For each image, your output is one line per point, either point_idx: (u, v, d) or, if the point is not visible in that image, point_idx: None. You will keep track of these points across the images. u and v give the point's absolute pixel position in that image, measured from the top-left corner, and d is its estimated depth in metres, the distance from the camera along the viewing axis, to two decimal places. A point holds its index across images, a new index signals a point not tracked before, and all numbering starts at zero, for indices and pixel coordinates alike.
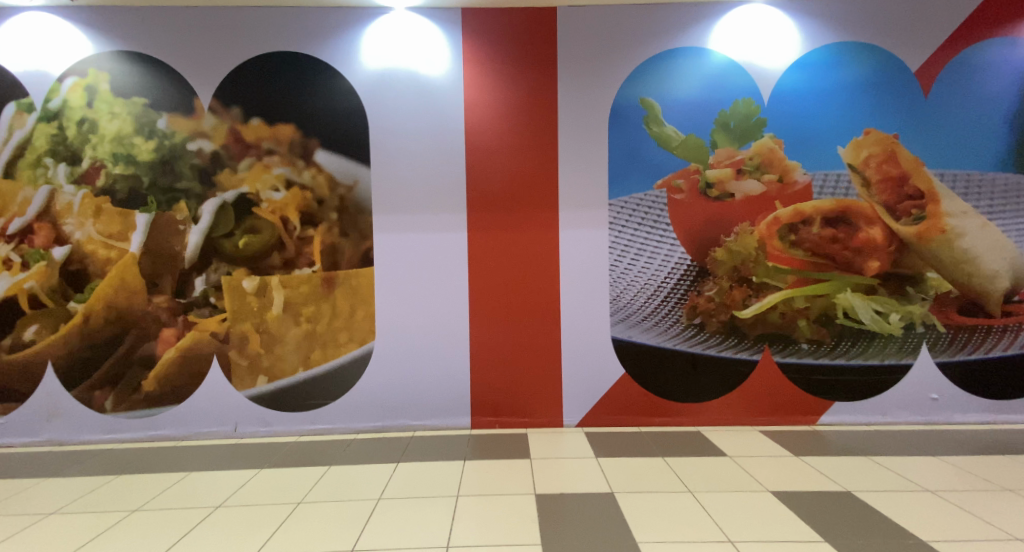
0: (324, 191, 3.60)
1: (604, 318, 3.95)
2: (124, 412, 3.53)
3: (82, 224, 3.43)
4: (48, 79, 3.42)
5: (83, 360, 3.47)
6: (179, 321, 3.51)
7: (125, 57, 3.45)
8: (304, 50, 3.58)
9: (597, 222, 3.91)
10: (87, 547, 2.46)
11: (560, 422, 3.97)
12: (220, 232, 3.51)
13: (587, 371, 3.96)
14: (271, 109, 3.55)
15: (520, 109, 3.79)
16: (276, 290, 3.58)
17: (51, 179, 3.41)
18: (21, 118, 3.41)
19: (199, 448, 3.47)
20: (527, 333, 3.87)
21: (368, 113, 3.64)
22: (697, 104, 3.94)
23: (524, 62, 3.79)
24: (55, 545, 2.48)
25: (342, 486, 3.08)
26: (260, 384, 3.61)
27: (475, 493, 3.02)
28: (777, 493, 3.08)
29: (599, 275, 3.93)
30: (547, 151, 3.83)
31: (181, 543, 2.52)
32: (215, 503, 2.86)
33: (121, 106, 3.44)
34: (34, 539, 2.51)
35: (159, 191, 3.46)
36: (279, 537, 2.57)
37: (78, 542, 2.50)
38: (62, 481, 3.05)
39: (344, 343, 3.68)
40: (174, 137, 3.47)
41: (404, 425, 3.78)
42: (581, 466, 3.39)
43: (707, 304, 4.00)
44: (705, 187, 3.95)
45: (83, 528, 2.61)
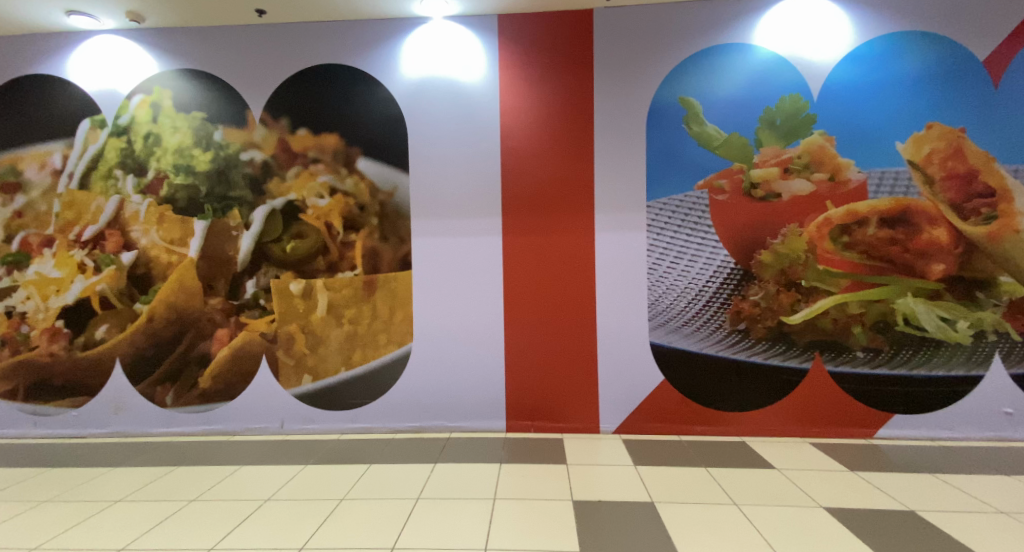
0: (365, 197, 3.73)
1: (643, 323, 3.88)
2: (182, 407, 3.75)
3: (147, 230, 3.68)
4: (118, 97, 3.69)
5: (147, 358, 3.72)
6: (231, 322, 3.71)
7: (186, 75, 3.69)
8: (347, 62, 3.72)
9: (635, 225, 3.86)
10: (149, 535, 2.63)
11: (597, 427, 3.92)
12: (270, 238, 3.69)
13: (625, 376, 3.90)
14: (316, 120, 3.72)
15: (557, 113, 3.80)
16: (321, 293, 3.73)
17: (120, 189, 3.68)
18: (94, 133, 3.69)
19: (249, 443, 3.65)
20: (564, 338, 3.86)
21: (408, 121, 3.74)
22: (740, 103, 3.83)
23: (561, 66, 3.80)
24: (122, 531, 2.67)
25: (382, 484, 3.16)
26: (305, 383, 3.76)
27: (512, 496, 3.03)
28: (830, 509, 2.92)
29: (638, 278, 3.87)
30: (584, 154, 3.82)
31: (234, 534, 2.65)
32: (264, 497, 3.00)
33: (182, 120, 3.69)
34: (104, 525, 2.71)
35: (214, 199, 3.68)
36: (323, 533, 2.67)
37: (141, 529, 2.68)
38: (127, 470, 3.27)
39: (384, 344, 3.78)
40: (228, 148, 3.69)
41: (440, 426, 3.83)
42: (619, 473, 3.34)
43: (752, 309, 3.86)
44: (749, 187, 3.83)
45: (147, 516, 2.80)
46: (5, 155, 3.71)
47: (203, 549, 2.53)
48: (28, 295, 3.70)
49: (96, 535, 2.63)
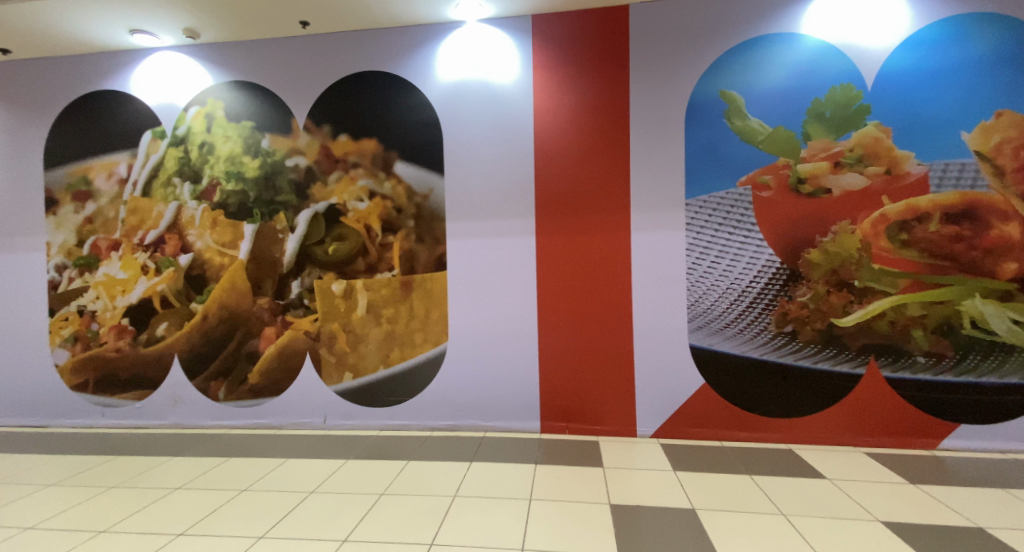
0: (402, 200, 3.82)
1: (682, 323, 3.80)
2: (233, 401, 3.95)
3: (202, 234, 3.90)
4: (175, 110, 3.93)
5: (202, 354, 3.94)
6: (278, 320, 3.88)
7: (236, 86, 3.89)
8: (386, 68, 3.83)
9: (673, 224, 3.78)
10: (206, 522, 2.80)
11: (634, 430, 3.86)
12: (313, 240, 3.84)
13: (663, 378, 3.83)
14: (356, 126, 3.84)
15: (593, 112, 3.78)
16: (361, 293, 3.85)
17: (178, 196, 3.92)
18: (155, 144, 3.94)
19: (294, 437, 3.81)
20: (601, 339, 3.82)
21: (444, 124, 3.81)
22: (785, 95, 3.68)
23: (596, 65, 3.77)
24: (181, 517, 2.85)
25: (420, 480, 3.23)
26: (346, 380, 3.89)
27: (548, 497, 3.03)
28: (889, 524, 2.76)
29: (677, 278, 3.79)
30: (621, 153, 3.78)
31: (282, 524, 2.78)
32: (309, 489, 3.13)
33: (233, 130, 3.89)
34: (165, 510, 2.90)
35: (262, 204, 3.86)
36: (365, 526, 2.76)
37: (198, 516, 2.85)
38: (185, 460, 3.49)
39: (420, 343, 3.86)
40: (275, 155, 3.87)
41: (475, 425, 3.87)
42: (658, 478, 3.27)
43: (800, 311, 3.70)
44: (796, 183, 3.68)
45: (203, 503, 2.98)
46: (75, 166, 3.98)
47: (253, 537, 2.66)
48: (96, 295, 3.97)
49: (159, 519, 2.82)
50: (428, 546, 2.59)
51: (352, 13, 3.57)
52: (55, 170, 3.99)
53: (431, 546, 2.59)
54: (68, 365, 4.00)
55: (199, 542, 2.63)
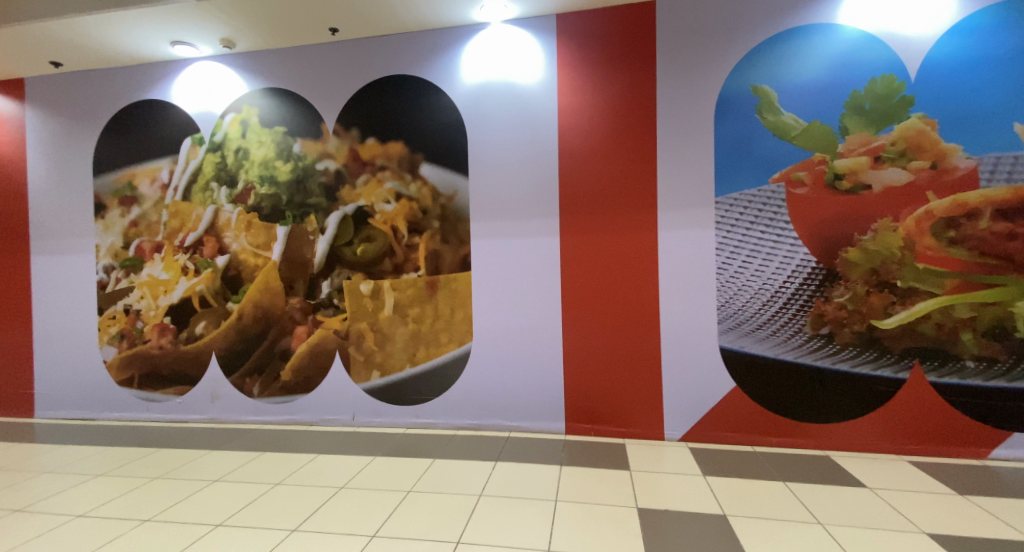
0: (428, 202, 3.87)
1: (710, 324, 3.72)
2: (267, 397, 4.08)
3: (237, 236, 4.05)
4: (213, 117, 4.09)
5: (238, 352, 4.09)
6: (309, 320, 3.99)
7: (269, 93, 4.02)
8: (412, 71, 3.89)
9: (701, 223, 3.71)
10: (243, 513, 2.91)
11: (661, 433, 3.80)
12: (343, 241, 3.94)
13: (691, 380, 3.76)
14: (383, 129, 3.91)
15: (618, 111, 3.74)
16: (388, 293, 3.92)
17: (215, 200, 4.08)
18: (195, 150, 4.11)
19: (324, 433, 3.91)
20: (626, 339, 3.78)
21: (468, 125, 3.84)
22: (820, 88, 3.55)
23: (620, 62, 3.73)
24: (219, 508, 2.97)
25: (446, 478, 3.27)
26: (374, 378, 3.97)
27: (573, 499, 3.01)
28: (935, 536, 2.63)
29: (705, 278, 3.71)
30: (647, 152, 3.73)
31: (313, 517, 2.86)
32: (338, 485, 3.21)
33: (267, 135, 4.02)
34: (205, 501, 3.03)
35: (294, 207, 3.99)
36: (392, 522, 2.81)
37: (235, 508, 2.97)
38: (222, 454, 3.63)
39: (445, 343, 3.90)
40: (306, 159, 3.98)
41: (500, 425, 3.89)
42: (686, 483, 3.21)
43: (837, 312, 3.57)
44: (833, 179, 3.55)
45: (240, 496, 3.10)
46: (121, 173, 4.20)
47: (287, 530, 2.75)
48: (141, 295, 4.18)
49: (199, 510, 2.95)
50: (454, 544, 2.62)
51: (379, 18, 3.64)
52: (103, 176, 4.21)
53: (457, 544, 2.62)
54: (115, 361, 4.22)
55: (237, 533, 2.73)
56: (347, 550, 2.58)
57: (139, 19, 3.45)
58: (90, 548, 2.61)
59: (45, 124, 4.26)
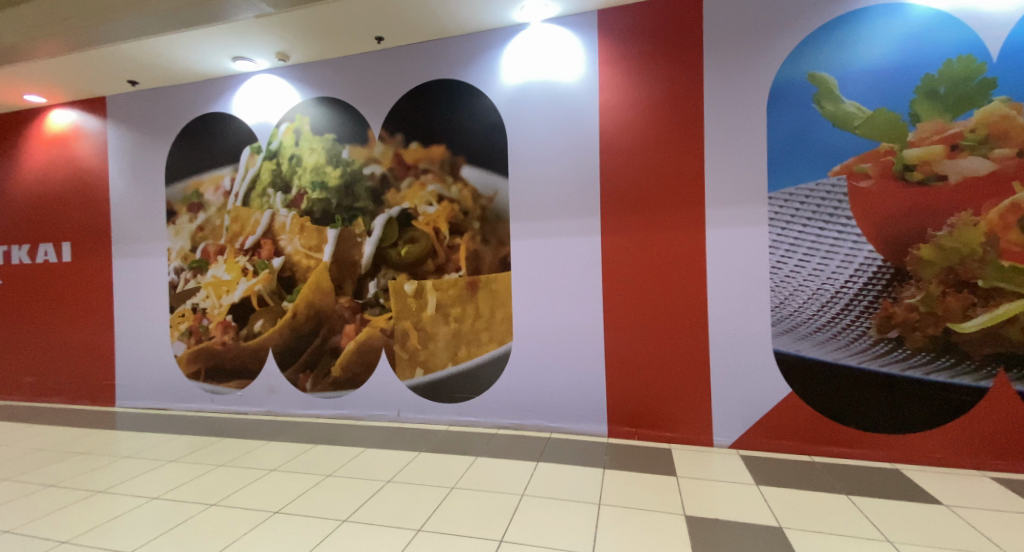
0: (468, 203, 3.92)
1: (760, 325, 3.55)
2: (318, 392, 4.28)
3: (291, 239, 4.27)
4: (269, 127, 4.33)
5: (293, 348, 4.31)
6: (357, 318, 4.14)
7: (320, 102, 4.20)
8: (455, 75, 3.95)
9: (750, 219, 3.54)
10: (298, 502, 3.07)
11: (707, 439, 3.66)
12: (388, 243, 4.06)
13: (740, 383, 3.60)
14: (426, 133, 4.01)
15: (661, 106, 3.64)
16: (431, 293, 4.00)
17: (272, 205, 4.32)
18: (253, 159, 4.38)
19: (371, 428, 4.05)
20: (670, 341, 3.68)
21: (509, 126, 3.86)
22: (886, 73, 3.30)
23: (662, 56, 3.63)
24: (276, 496, 3.14)
25: (489, 476, 3.30)
26: (418, 375, 4.06)
27: (617, 503, 2.96)
28: None
29: (755, 277, 3.54)
30: (691, 147, 3.61)
31: (363, 509, 2.98)
32: (385, 478, 3.32)
33: (318, 142, 4.22)
34: (263, 489, 3.22)
35: (343, 210, 4.15)
36: (437, 517, 2.87)
37: (290, 497, 3.13)
38: (278, 445, 3.83)
39: (486, 342, 3.94)
40: (354, 164, 4.14)
41: (542, 426, 3.88)
42: (737, 491, 3.07)
43: (908, 314, 3.31)
44: (902, 170, 3.29)
45: (295, 485, 3.27)
46: (189, 181, 4.53)
47: (338, 520, 2.88)
48: (207, 294, 4.49)
49: (258, 497, 3.14)
50: (498, 542, 2.64)
51: (421, 25, 3.72)
52: (174, 185, 4.56)
53: (501, 542, 2.64)
54: (184, 355, 4.56)
55: (292, 521, 2.88)
56: (395, 543, 2.66)
57: (203, 38, 3.70)
58: (163, 528, 2.84)
59: (123, 139, 4.65)
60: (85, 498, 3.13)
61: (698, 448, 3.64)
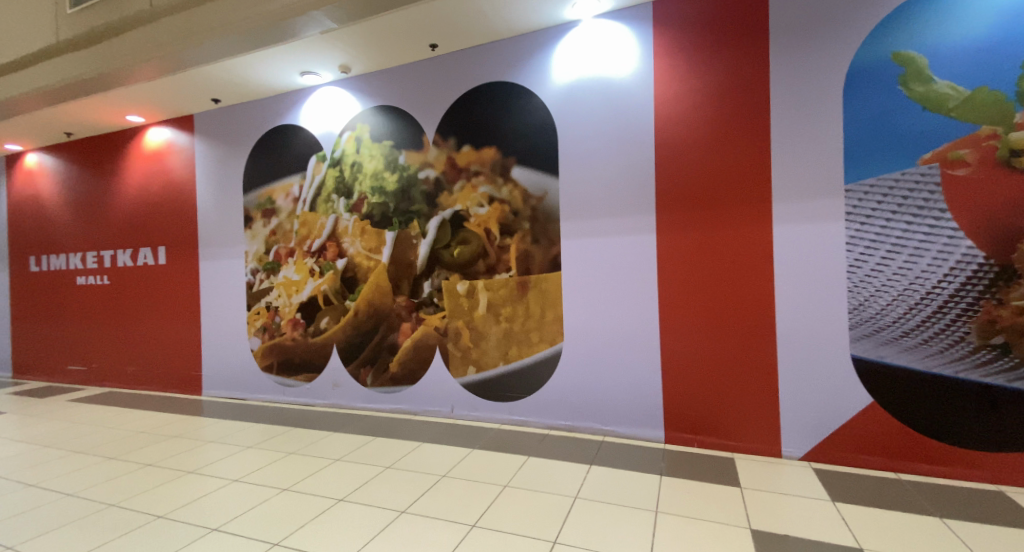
0: (519, 203, 3.94)
1: (831, 328, 3.29)
2: (378, 387, 4.47)
3: (353, 241, 4.50)
4: (333, 136, 4.59)
5: (355, 345, 4.53)
6: (413, 317, 4.29)
7: (379, 110, 4.39)
8: (507, 77, 3.97)
9: (817, 214, 3.29)
10: (360, 491, 3.23)
11: (771, 449, 3.43)
12: (441, 244, 4.17)
13: (806, 389, 3.35)
14: (479, 135, 4.07)
15: (719, 97, 3.47)
16: (482, 293, 4.06)
17: (335, 210, 4.58)
18: (319, 166, 4.65)
19: (426, 423, 4.17)
20: (727, 343, 3.50)
21: (560, 125, 3.83)
22: (985, 48, 2.94)
23: (718, 44, 3.46)
24: (340, 485, 3.32)
25: (543, 477, 3.30)
26: (470, 373, 4.14)
27: (676, 512, 2.85)
28: None
29: (824, 274, 3.29)
30: (750, 139, 3.41)
31: (420, 502, 3.08)
32: (441, 473, 3.41)
33: (377, 149, 4.41)
34: (328, 478, 3.42)
35: (399, 213, 4.32)
36: (491, 514, 2.91)
37: (352, 486, 3.30)
38: (342, 436, 4.05)
39: (536, 342, 3.93)
40: (409, 169, 4.29)
41: (594, 428, 3.81)
42: (806, 507, 2.86)
43: (1015, 319, 2.95)
44: (1008, 156, 2.93)
45: (357, 475, 3.44)
46: (263, 189, 4.89)
47: (397, 511, 2.99)
48: (279, 293, 4.83)
49: (324, 485, 3.33)
50: (552, 543, 2.63)
51: (475, 30, 3.79)
52: (251, 193, 4.95)
53: (554, 544, 2.63)
54: (260, 349, 4.93)
55: (354, 510, 3.03)
56: (450, 537, 2.72)
57: (275, 56, 3.98)
58: (243, 509, 3.09)
59: (207, 152, 5.11)
60: (177, 478, 3.47)
61: (759, 458, 3.42)
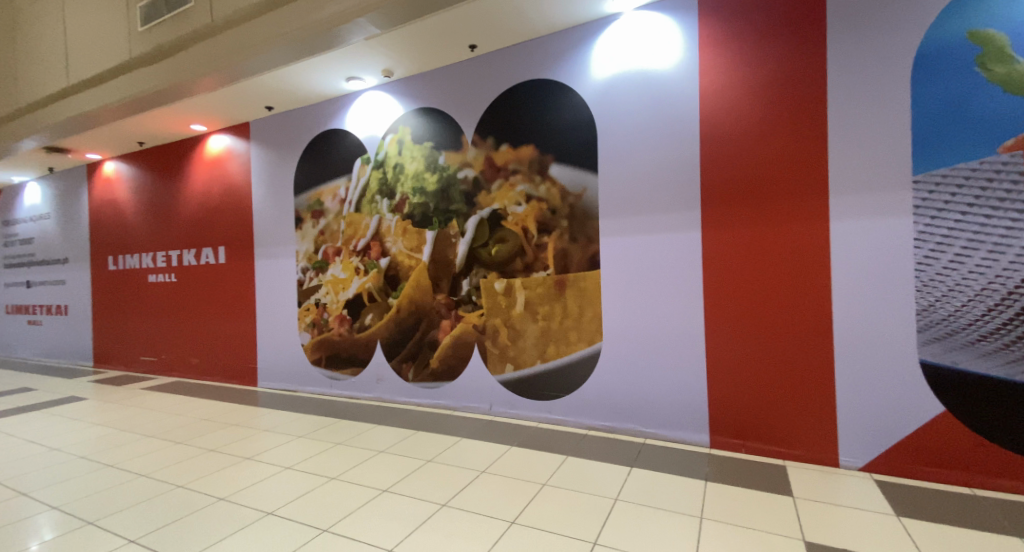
0: (556, 201, 3.91)
1: (890, 330, 3.07)
2: (419, 382, 4.58)
3: (395, 241, 4.62)
4: (376, 139, 4.73)
5: (397, 341, 4.66)
6: (452, 314, 4.37)
7: (420, 112, 4.48)
8: (547, 74, 3.95)
9: (875, 209, 3.08)
10: (403, 483, 3.32)
11: (823, 457, 3.25)
12: (479, 243, 4.22)
13: (861, 395, 3.15)
14: (518, 134, 4.07)
15: (766, 87, 3.31)
16: (519, 291, 4.07)
17: (378, 210, 4.72)
18: (364, 169, 4.81)
19: (465, 419, 4.23)
20: (775, 345, 3.34)
21: (599, 121, 3.77)
22: None
23: (765, 32, 3.30)
24: (384, 476, 3.43)
25: (583, 476, 3.27)
26: (508, 370, 4.16)
27: (720, 519, 2.75)
28: None
29: (881, 273, 3.07)
30: (799, 130, 3.24)
31: (460, 496, 3.13)
32: (480, 468, 3.45)
33: (418, 151, 4.50)
34: (372, 469, 3.54)
35: (439, 213, 4.40)
36: (530, 511, 2.93)
37: (395, 478, 3.40)
38: (385, 429, 4.18)
39: (574, 342, 3.90)
40: (449, 169, 4.36)
41: (635, 430, 3.73)
42: (864, 521, 2.68)
43: None
44: None
45: (399, 467, 3.53)
46: (313, 191, 5.11)
47: (438, 504, 3.06)
48: (327, 291, 5.04)
49: (368, 476, 3.45)
50: (592, 544, 2.61)
51: (515, 28, 3.79)
52: (301, 196, 5.18)
53: (594, 545, 2.60)
54: (310, 343, 5.17)
55: (396, 501, 3.12)
56: (490, 532, 2.76)
57: (322, 63, 4.15)
58: (296, 495, 3.26)
59: (263, 157, 5.40)
60: (236, 463, 3.70)
61: (806, 467, 3.24)
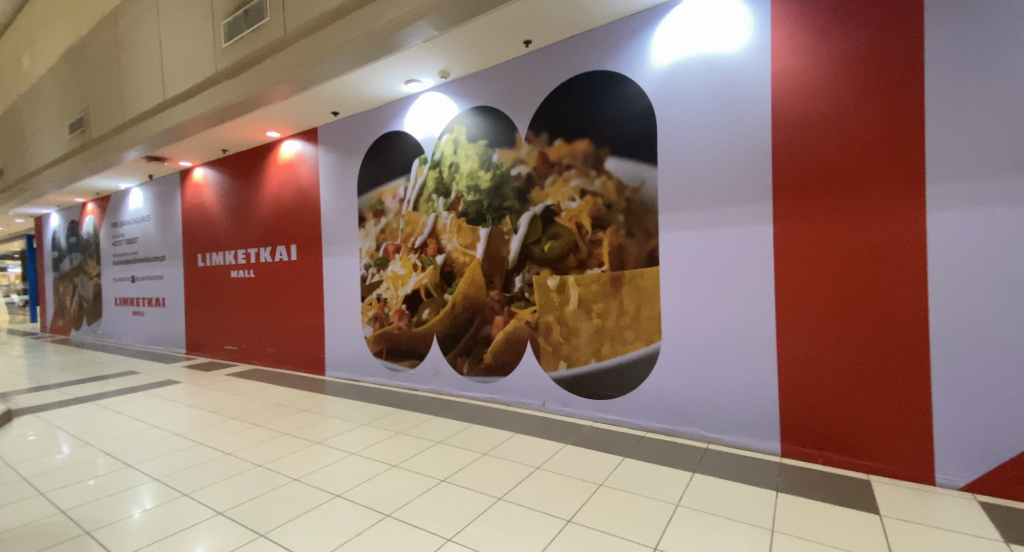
0: (612, 196, 3.80)
1: (992, 335, 2.72)
2: (473, 376, 4.65)
3: (451, 238, 4.72)
4: (433, 140, 4.84)
5: (452, 335, 4.76)
6: (505, 311, 4.39)
7: (474, 111, 4.53)
8: (604, 66, 3.84)
9: (974, 199, 2.74)
10: (461, 475, 3.38)
11: (910, 473, 2.94)
12: (532, 240, 4.20)
13: (958, 407, 2.82)
14: (573, 128, 3.99)
15: (845, 67, 3.03)
16: (572, 288, 4.02)
17: (434, 209, 4.84)
18: (421, 169, 4.94)
19: (519, 414, 4.25)
20: (854, 347, 3.06)
21: (658, 112, 3.62)
22: None
23: (841, 8, 3.04)
24: (441, 467, 3.52)
25: (641, 479, 3.17)
26: (561, 368, 4.12)
27: (793, 533, 2.56)
28: None
29: (983, 269, 2.73)
30: (883, 112, 2.94)
31: (516, 491, 3.15)
32: (535, 465, 3.44)
33: (472, 149, 4.55)
34: (430, 459, 3.63)
35: (493, 210, 4.43)
36: (587, 510, 2.89)
37: (451, 470, 3.47)
38: (442, 420, 4.29)
39: (631, 341, 3.79)
40: (503, 166, 4.37)
41: (695, 434, 3.57)
42: (961, 546, 2.39)
43: None
44: None
45: (455, 460, 3.60)
46: (374, 191, 5.32)
47: (494, 497, 3.09)
48: (387, 286, 5.24)
49: (426, 465, 3.55)
50: (653, 549, 2.53)
51: (573, 21, 3.73)
52: (364, 196, 5.41)
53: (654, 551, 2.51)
54: (372, 336, 5.41)
55: (454, 491, 3.19)
56: (546, 529, 2.74)
57: (384, 67, 4.30)
58: (361, 480, 3.42)
59: (331, 159, 5.69)
60: (307, 447, 3.95)
61: (887, 483, 2.94)
